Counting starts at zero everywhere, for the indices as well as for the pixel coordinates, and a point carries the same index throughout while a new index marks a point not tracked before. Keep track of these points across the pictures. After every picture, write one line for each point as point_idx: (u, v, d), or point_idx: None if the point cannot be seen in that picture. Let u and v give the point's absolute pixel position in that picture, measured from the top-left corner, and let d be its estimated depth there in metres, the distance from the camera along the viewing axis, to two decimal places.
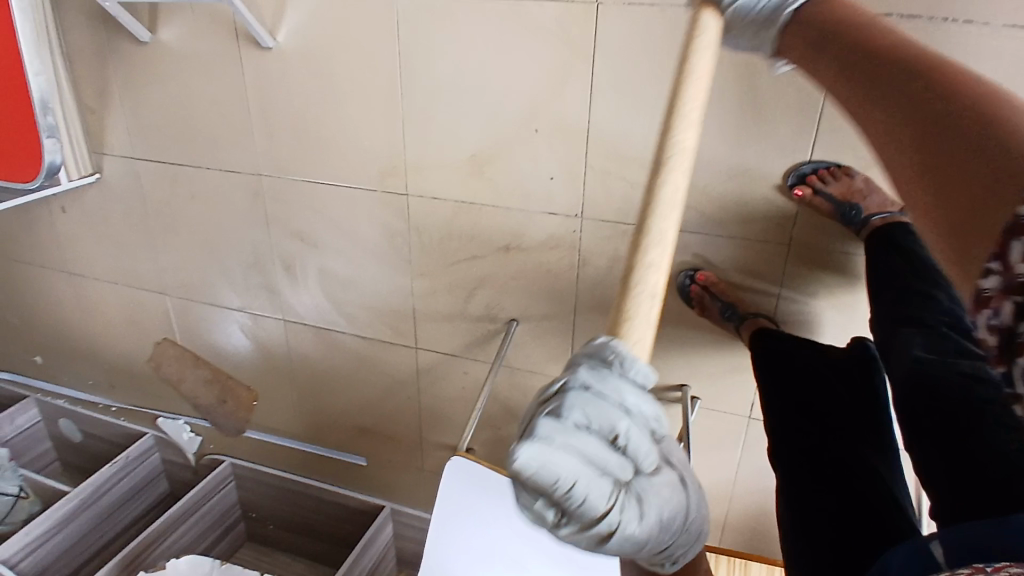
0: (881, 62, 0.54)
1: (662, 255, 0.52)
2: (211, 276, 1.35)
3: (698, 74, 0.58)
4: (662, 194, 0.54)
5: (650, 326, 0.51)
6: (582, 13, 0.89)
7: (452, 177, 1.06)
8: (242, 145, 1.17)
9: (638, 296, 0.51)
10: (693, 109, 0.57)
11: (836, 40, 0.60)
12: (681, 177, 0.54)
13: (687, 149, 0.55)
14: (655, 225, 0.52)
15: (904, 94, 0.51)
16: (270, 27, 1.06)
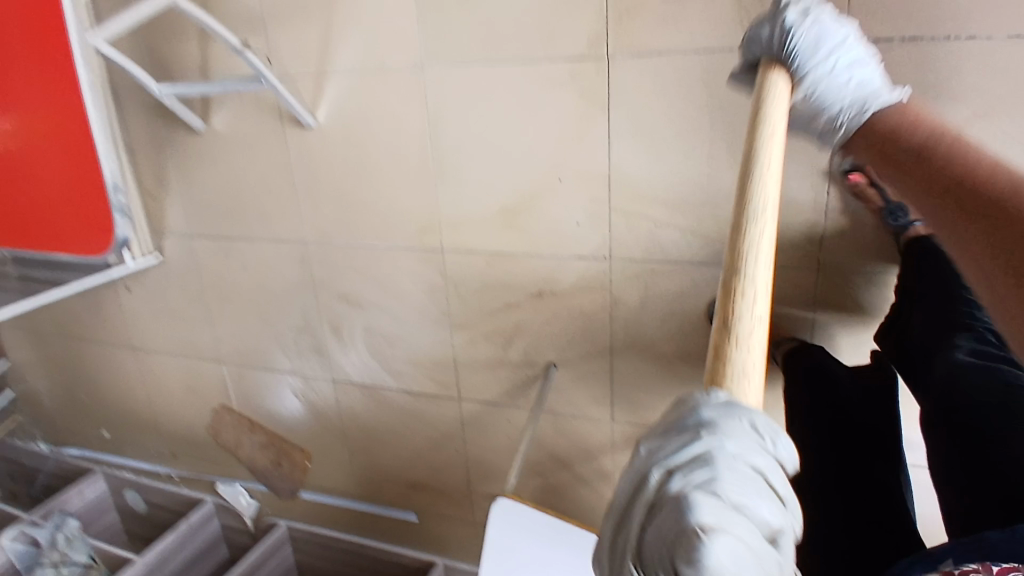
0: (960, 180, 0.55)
1: (758, 301, 0.49)
2: (264, 342, 1.42)
3: (772, 129, 0.56)
4: (753, 240, 0.51)
5: (755, 372, 0.47)
6: (594, 67, 0.95)
7: (484, 230, 1.11)
8: (289, 215, 1.26)
9: (742, 337, 0.47)
10: (771, 158, 0.54)
11: (907, 150, 0.63)
12: (767, 224, 0.51)
13: (770, 196, 0.53)
14: (748, 278, 0.49)
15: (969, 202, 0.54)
16: (310, 106, 1.15)
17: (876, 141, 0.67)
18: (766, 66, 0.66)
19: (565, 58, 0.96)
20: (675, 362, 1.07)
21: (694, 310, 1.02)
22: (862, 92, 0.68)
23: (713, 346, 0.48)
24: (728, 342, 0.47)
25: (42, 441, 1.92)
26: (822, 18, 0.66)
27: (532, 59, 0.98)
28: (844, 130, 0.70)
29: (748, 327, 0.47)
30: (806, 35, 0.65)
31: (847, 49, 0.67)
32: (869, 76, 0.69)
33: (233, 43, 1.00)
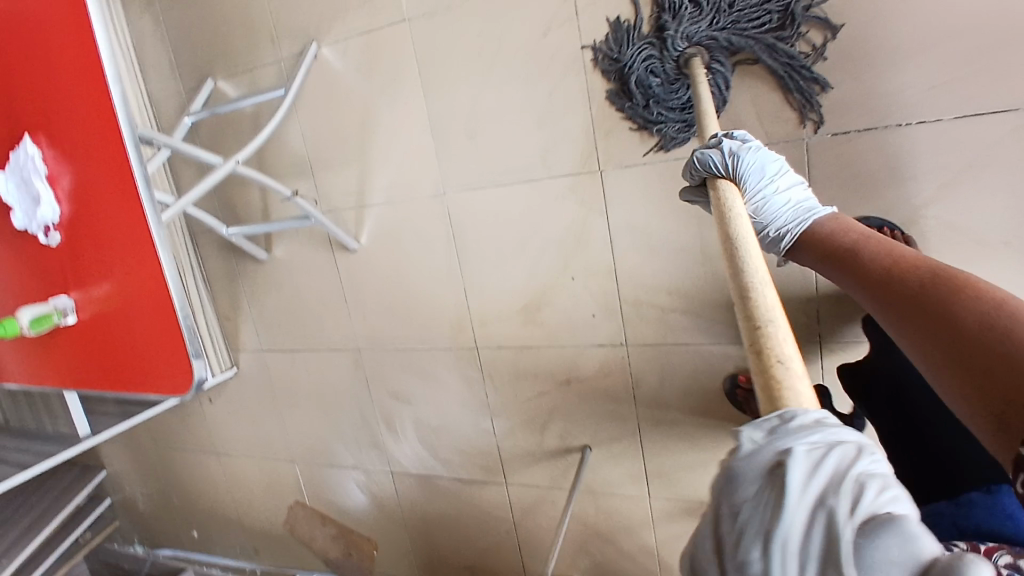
0: (886, 272, 0.61)
1: (789, 338, 0.49)
2: (329, 440, 1.56)
3: (742, 227, 0.62)
4: (761, 292, 0.53)
5: (808, 400, 0.46)
6: (589, 179, 1.08)
7: (510, 327, 1.22)
8: (342, 325, 1.41)
9: (785, 365, 0.47)
10: (750, 239, 0.60)
11: (846, 252, 0.69)
12: (767, 283, 0.55)
13: (761, 264, 0.57)
14: (768, 319, 0.51)
15: (884, 295, 0.60)
16: (353, 231, 1.32)
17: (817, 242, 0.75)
18: (712, 183, 0.77)
19: (564, 174, 1.09)
20: (701, 436, 1.12)
21: (711, 386, 1.09)
22: (799, 209, 0.80)
23: (763, 385, 0.47)
24: (774, 368, 0.47)
25: (139, 543, 2.11)
26: (760, 150, 0.80)
27: (536, 177, 1.11)
28: (790, 235, 0.79)
29: (792, 357, 0.47)
30: (753, 160, 0.78)
31: (786, 177, 0.81)
32: (802, 200, 0.81)
33: (285, 192, 1.19)
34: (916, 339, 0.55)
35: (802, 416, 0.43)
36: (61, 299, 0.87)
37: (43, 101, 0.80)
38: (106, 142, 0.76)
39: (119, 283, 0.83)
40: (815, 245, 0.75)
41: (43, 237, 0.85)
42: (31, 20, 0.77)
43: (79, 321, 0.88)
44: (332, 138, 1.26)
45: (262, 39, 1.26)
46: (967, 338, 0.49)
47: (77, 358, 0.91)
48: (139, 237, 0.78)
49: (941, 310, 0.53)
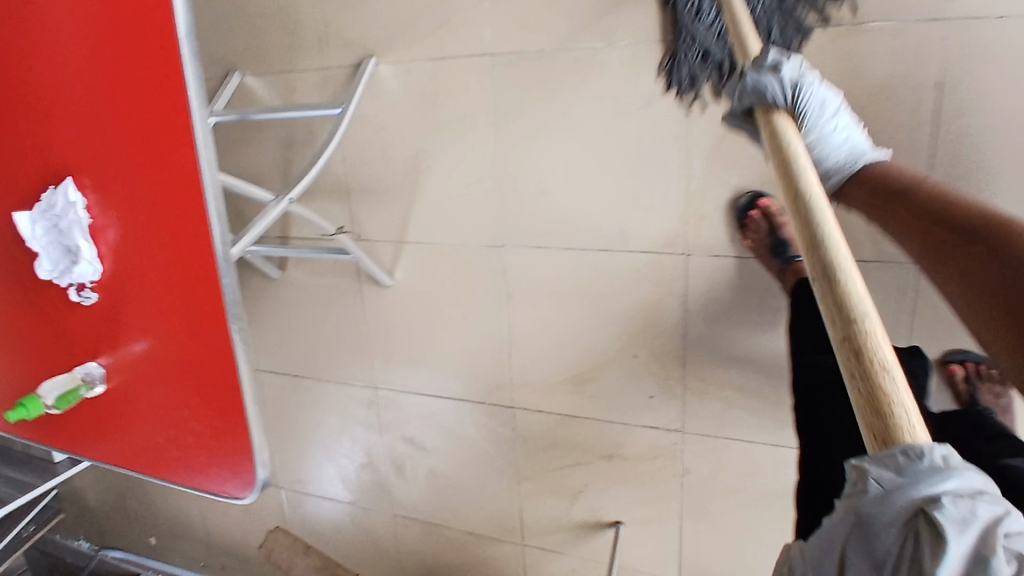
0: (948, 219, 0.60)
1: (884, 338, 0.41)
2: (324, 472, 1.45)
3: (807, 177, 0.53)
4: (844, 270, 0.45)
5: (917, 420, 0.39)
6: (672, 261, 1.00)
7: (554, 393, 1.15)
8: (359, 361, 1.30)
9: (890, 373, 0.39)
10: (818, 195, 0.51)
11: (904, 194, 0.67)
12: (847, 254, 0.46)
13: (833, 226, 0.49)
14: (859, 309, 0.43)
15: (982, 257, 0.55)
16: (388, 267, 1.20)
17: (867, 190, 0.72)
18: (765, 117, 0.65)
19: (645, 252, 1.02)
20: (742, 530, 1.10)
21: (765, 484, 1.06)
22: (851, 149, 0.73)
23: (863, 397, 0.40)
24: (879, 381, 0.39)
25: (86, 538, 1.88)
26: (822, 80, 0.69)
27: (611, 250, 1.03)
28: (837, 174, 0.74)
29: (891, 362, 0.40)
30: (816, 95, 0.68)
31: (845, 115, 0.72)
32: (858, 139, 0.74)
33: (328, 229, 1.12)
34: (963, 274, 0.57)
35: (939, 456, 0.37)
36: (88, 366, 0.73)
37: (97, 130, 0.65)
38: (186, 215, 0.63)
39: (172, 358, 0.71)
40: (880, 186, 0.70)
41: (76, 295, 0.71)
42: (91, 29, 0.61)
43: (109, 392, 0.75)
44: (380, 168, 1.14)
45: (308, 43, 1.10)
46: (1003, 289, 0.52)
47: (98, 428, 0.77)
48: (212, 321, 0.66)
49: (998, 256, 0.54)
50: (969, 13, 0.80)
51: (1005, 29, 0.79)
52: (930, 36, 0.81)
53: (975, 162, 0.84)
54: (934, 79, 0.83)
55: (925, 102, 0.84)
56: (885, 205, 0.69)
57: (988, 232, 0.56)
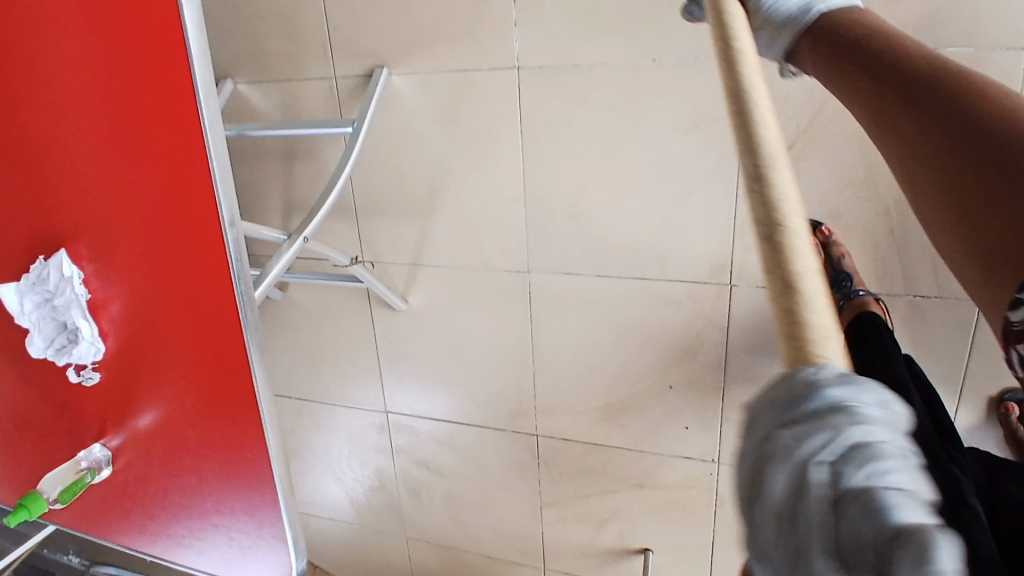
0: (888, 79, 0.47)
1: (804, 233, 0.30)
2: (331, 494, 1.38)
3: (745, 49, 0.40)
4: (770, 168, 0.32)
5: (835, 338, 0.28)
6: (714, 291, 0.94)
7: (581, 421, 1.10)
8: (370, 384, 1.23)
9: (815, 303, 0.28)
10: (755, 75, 0.38)
11: (856, 51, 0.52)
12: (782, 149, 0.33)
13: (765, 95, 0.37)
14: (777, 196, 0.31)
15: (929, 114, 0.44)
16: (402, 289, 1.12)
17: (823, 41, 0.56)
18: None
19: (685, 281, 0.95)
20: None
21: None
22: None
23: (773, 305, 0.29)
24: (788, 283, 0.28)
25: None
26: None
27: (648, 278, 0.96)
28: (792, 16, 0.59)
29: (806, 253, 0.30)
30: None
31: None
32: None
33: (342, 261, 1.03)
34: (908, 151, 0.45)
35: (829, 382, 0.26)
36: (94, 450, 0.64)
37: (89, 183, 0.54)
38: (206, 293, 0.55)
39: (192, 436, 0.62)
40: (823, 44, 0.56)
41: (75, 375, 0.61)
42: (76, 63, 0.50)
43: (117, 473, 0.66)
44: (393, 186, 1.05)
45: (312, 49, 1.01)
46: (974, 157, 0.40)
47: (102, 513, 0.68)
48: (241, 405, 0.59)
49: (953, 121, 0.42)
50: None
51: None
52: (1012, 63, 0.75)
53: None
54: None
55: None
56: (832, 63, 0.55)
57: (932, 90, 0.44)
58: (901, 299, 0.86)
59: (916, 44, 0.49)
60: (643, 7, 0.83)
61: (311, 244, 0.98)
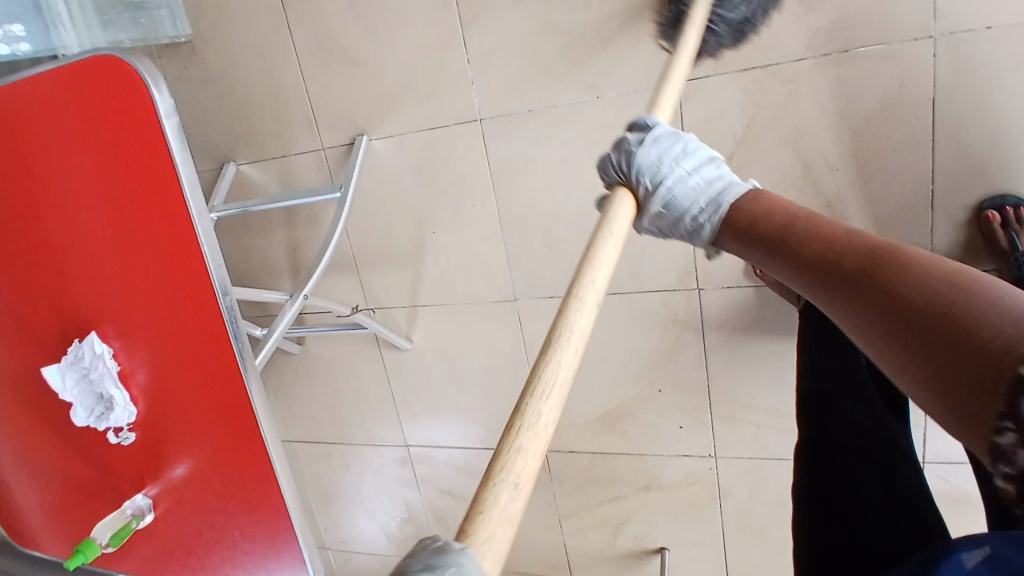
0: (818, 261, 0.47)
1: (545, 430, 0.41)
2: (365, 531, 1.47)
3: (599, 257, 0.52)
4: (539, 377, 0.43)
5: (507, 525, 0.37)
6: (685, 297, 1.01)
7: (584, 433, 1.17)
8: (388, 422, 1.32)
9: (497, 485, 0.38)
10: (591, 291, 0.49)
11: (777, 238, 0.52)
12: (569, 358, 0.45)
13: (595, 292, 0.50)
14: (535, 401, 0.42)
15: (847, 287, 0.44)
16: (405, 329, 1.21)
17: (735, 229, 0.59)
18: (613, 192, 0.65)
19: (657, 291, 1.02)
20: (790, 544, 1.11)
21: None
22: (713, 191, 0.63)
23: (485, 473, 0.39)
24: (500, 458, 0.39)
25: None
26: (662, 137, 0.66)
27: (623, 291, 1.04)
28: (706, 217, 0.62)
29: (527, 445, 0.40)
30: (647, 156, 0.65)
31: (693, 159, 0.66)
32: (718, 177, 0.65)
33: (345, 310, 1.13)
34: (861, 326, 0.43)
35: (419, 559, 0.34)
36: (136, 500, 0.73)
37: (102, 270, 0.65)
38: (207, 350, 0.65)
39: (217, 476, 0.72)
40: (745, 231, 0.57)
41: (114, 438, 0.72)
42: (83, 175, 0.62)
43: (160, 516, 0.75)
44: (384, 238, 1.15)
45: (299, 126, 1.13)
46: (923, 314, 0.38)
47: (156, 556, 0.77)
48: (251, 445, 0.68)
49: (889, 285, 0.41)
50: (961, 28, 0.78)
51: (996, 40, 0.77)
52: (921, 54, 0.80)
53: (981, 175, 0.82)
54: (929, 96, 0.81)
55: (921, 121, 0.82)
56: (764, 255, 0.54)
57: (850, 267, 0.45)
58: None
59: (833, 222, 0.50)
60: (582, 50, 0.93)
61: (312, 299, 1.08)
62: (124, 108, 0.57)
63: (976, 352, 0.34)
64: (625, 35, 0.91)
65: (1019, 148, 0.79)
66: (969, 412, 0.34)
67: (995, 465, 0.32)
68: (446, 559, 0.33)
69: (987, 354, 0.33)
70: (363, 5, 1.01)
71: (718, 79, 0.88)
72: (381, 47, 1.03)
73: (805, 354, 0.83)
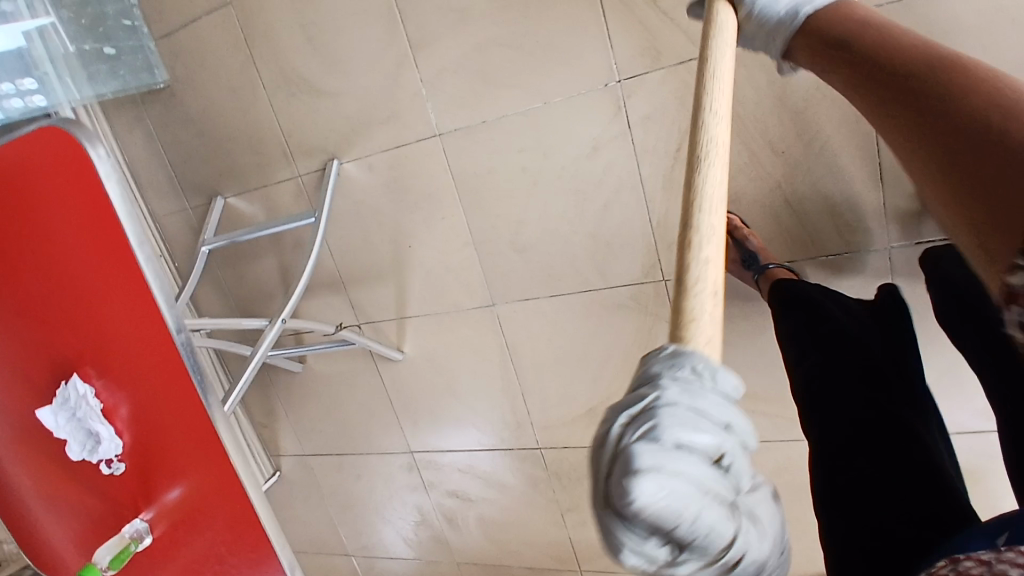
0: (880, 62, 0.50)
1: (716, 237, 0.41)
2: (382, 535, 1.52)
3: (721, 73, 0.51)
4: (701, 190, 0.43)
5: (715, 327, 0.38)
6: (653, 290, 1.02)
7: (573, 429, 1.19)
8: (391, 431, 1.37)
9: (698, 294, 0.38)
10: (723, 106, 0.48)
11: (845, 42, 0.54)
12: (720, 169, 0.45)
13: (722, 106, 0.49)
14: (699, 219, 0.42)
15: (909, 106, 0.47)
16: (395, 341, 1.26)
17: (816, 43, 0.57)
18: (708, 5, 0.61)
19: (625, 285, 1.03)
20: (787, 525, 1.11)
21: (794, 479, 1.07)
22: None
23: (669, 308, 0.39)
24: (686, 299, 0.38)
25: None
26: None
27: (593, 288, 1.06)
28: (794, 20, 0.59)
29: (713, 257, 0.40)
30: None
31: None
32: None
33: (327, 329, 1.17)
34: (910, 152, 0.47)
35: (655, 364, 0.36)
36: (133, 524, 0.79)
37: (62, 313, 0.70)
38: (164, 372, 0.75)
39: (208, 498, 0.81)
40: (814, 41, 0.58)
41: (107, 468, 0.77)
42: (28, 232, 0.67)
43: (158, 538, 0.81)
44: (366, 256, 1.20)
45: (275, 156, 1.18)
46: (968, 152, 0.42)
47: None
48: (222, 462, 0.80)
49: (945, 114, 0.44)
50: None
51: (924, 7, 0.78)
52: None
53: None
54: None
55: None
56: (831, 62, 0.56)
57: (920, 82, 0.47)
58: (817, 261, 0.93)
59: (903, 31, 0.52)
60: (524, 60, 0.96)
61: (290, 321, 1.13)
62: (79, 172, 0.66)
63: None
64: (563, 40, 0.93)
65: None
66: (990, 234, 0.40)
67: (1014, 306, 0.38)
68: (684, 361, 0.36)
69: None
70: (322, 36, 1.06)
71: (655, 75, 0.90)
72: (340, 75, 1.07)
73: (793, 347, 0.80)
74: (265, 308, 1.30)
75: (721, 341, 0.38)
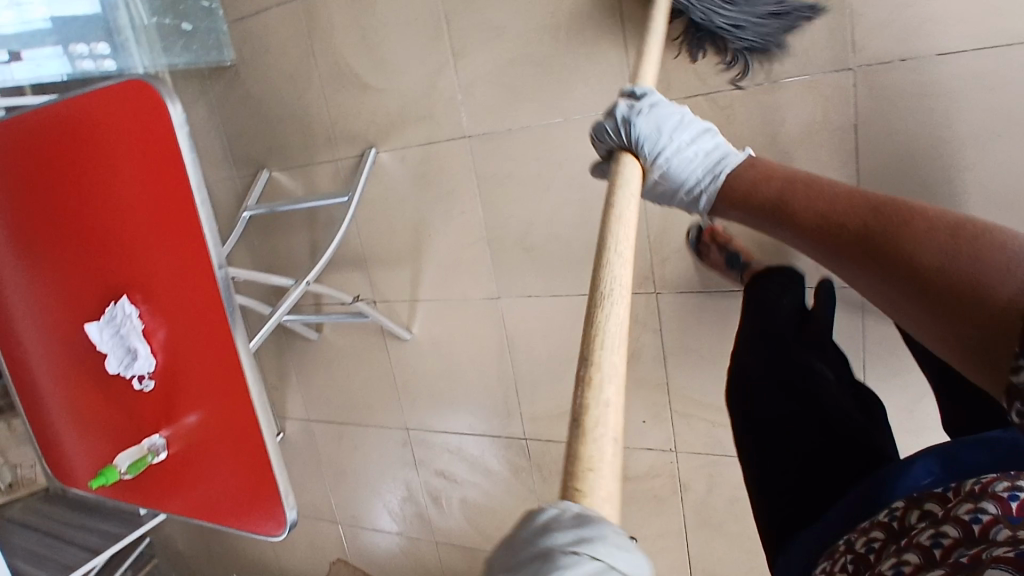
0: (826, 223, 0.61)
1: (616, 380, 0.48)
2: (370, 506, 1.60)
3: (624, 213, 0.62)
4: (605, 328, 0.51)
5: (612, 469, 0.43)
6: (644, 300, 1.12)
7: (559, 423, 1.27)
8: (391, 406, 1.46)
9: (596, 441, 0.44)
10: (624, 245, 0.59)
11: (783, 205, 0.66)
12: (620, 307, 0.53)
13: (628, 240, 0.60)
14: (601, 357, 0.49)
15: (862, 247, 0.57)
16: (406, 322, 1.36)
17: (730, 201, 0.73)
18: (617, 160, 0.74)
19: None
20: (747, 539, 1.18)
21: None
22: (710, 163, 0.76)
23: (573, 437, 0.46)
24: (585, 445, 0.43)
25: None
26: (662, 108, 0.76)
27: None
28: (705, 182, 0.75)
29: (609, 399, 0.47)
30: (647, 124, 0.74)
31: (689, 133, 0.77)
32: (715, 152, 0.77)
33: (347, 300, 1.28)
34: (874, 280, 0.56)
35: (561, 533, 0.36)
36: (153, 438, 0.91)
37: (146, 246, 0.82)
38: (213, 322, 0.81)
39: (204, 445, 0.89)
40: (742, 199, 0.71)
41: (138, 383, 0.90)
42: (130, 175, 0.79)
43: (171, 456, 0.92)
44: (389, 239, 1.31)
45: (320, 139, 1.30)
46: (928, 276, 0.51)
47: (172, 506, 0.95)
48: (236, 430, 0.86)
49: (896, 249, 0.54)
50: (878, 60, 0.88)
51: (911, 69, 0.87)
52: (844, 83, 0.90)
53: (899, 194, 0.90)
54: (850, 123, 0.91)
55: (845, 143, 0.92)
56: (774, 218, 0.66)
57: (864, 226, 0.58)
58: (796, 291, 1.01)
59: (828, 186, 0.64)
60: (551, 78, 1.06)
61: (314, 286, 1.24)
62: (137, 118, 0.76)
63: (976, 296, 0.47)
64: (587, 65, 1.03)
65: (929, 171, 0.88)
66: (974, 340, 0.48)
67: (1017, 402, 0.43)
68: (586, 531, 0.36)
69: (998, 313, 0.46)
70: (375, 38, 1.18)
71: None
72: (387, 73, 1.19)
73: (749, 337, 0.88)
74: (291, 276, 1.41)
75: (616, 495, 0.43)
